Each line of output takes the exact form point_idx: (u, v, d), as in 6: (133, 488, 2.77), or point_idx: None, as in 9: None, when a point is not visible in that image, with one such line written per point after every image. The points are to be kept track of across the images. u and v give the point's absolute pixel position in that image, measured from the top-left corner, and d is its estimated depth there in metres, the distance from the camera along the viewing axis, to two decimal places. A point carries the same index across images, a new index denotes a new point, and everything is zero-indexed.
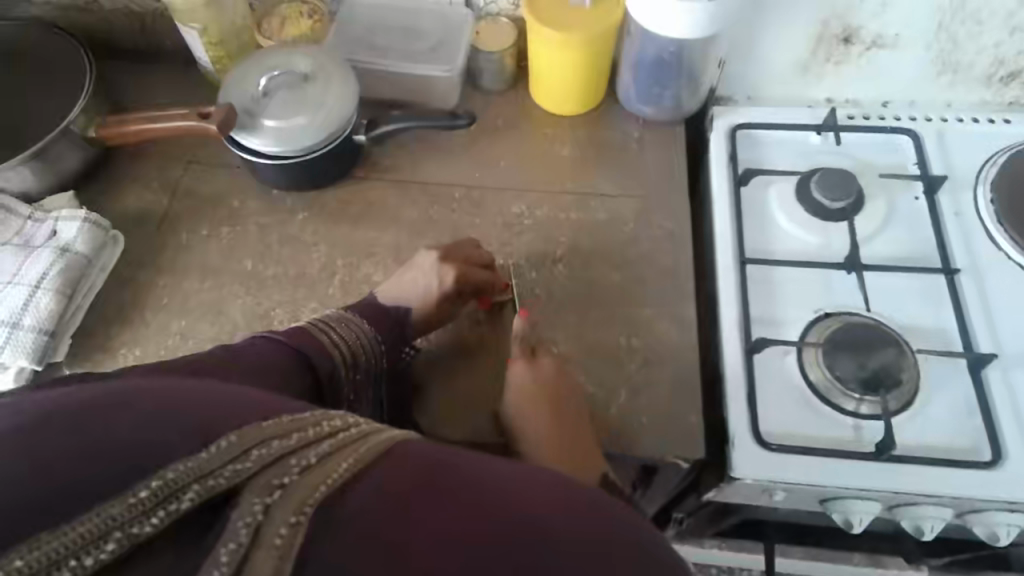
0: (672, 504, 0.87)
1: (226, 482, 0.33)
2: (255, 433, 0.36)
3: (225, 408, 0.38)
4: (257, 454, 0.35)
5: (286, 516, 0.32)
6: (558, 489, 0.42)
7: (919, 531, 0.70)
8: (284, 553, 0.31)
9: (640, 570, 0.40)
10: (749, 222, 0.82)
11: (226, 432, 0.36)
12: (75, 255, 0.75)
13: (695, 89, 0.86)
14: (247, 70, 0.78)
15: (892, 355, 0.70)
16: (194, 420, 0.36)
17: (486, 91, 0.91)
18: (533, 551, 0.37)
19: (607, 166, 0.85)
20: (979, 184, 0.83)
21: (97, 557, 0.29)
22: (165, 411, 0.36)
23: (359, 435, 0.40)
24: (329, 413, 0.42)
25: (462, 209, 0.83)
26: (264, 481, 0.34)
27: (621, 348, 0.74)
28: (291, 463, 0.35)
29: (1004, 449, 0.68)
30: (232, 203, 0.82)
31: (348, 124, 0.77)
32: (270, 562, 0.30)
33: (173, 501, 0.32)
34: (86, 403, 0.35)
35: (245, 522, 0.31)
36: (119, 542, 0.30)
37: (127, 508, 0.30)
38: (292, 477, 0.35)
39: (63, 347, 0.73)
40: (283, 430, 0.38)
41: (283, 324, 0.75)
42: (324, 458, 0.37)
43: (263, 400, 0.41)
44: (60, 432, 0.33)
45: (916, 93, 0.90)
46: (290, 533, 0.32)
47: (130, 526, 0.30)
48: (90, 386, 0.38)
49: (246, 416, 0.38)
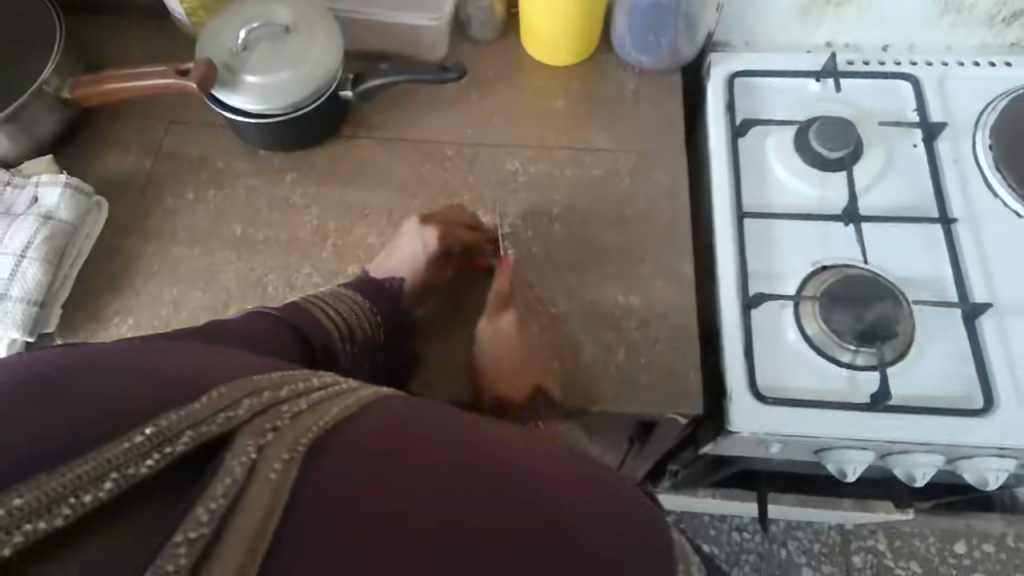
0: (669, 454, 0.90)
1: (219, 428, 0.33)
2: (246, 385, 0.37)
3: (214, 372, 0.40)
4: (248, 403, 0.35)
5: (279, 453, 0.33)
6: (539, 466, 0.45)
7: (910, 477, 0.73)
8: (279, 486, 0.32)
9: (606, 528, 0.44)
10: (747, 174, 0.81)
11: (218, 387, 0.37)
12: (59, 223, 0.73)
13: (692, 33, 0.82)
14: (224, 22, 0.75)
15: (888, 307, 0.70)
16: (188, 382, 0.37)
17: (476, 41, 0.87)
18: (511, 514, 0.39)
19: (602, 120, 0.83)
20: (979, 130, 0.81)
21: (97, 495, 0.29)
22: (161, 375, 0.38)
23: (349, 389, 0.42)
24: (317, 373, 0.43)
25: (455, 166, 0.81)
26: (256, 425, 0.33)
27: (620, 307, 0.74)
28: (282, 411, 0.36)
29: (996, 396, 0.69)
30: (217, 164, 0.80)
31: (332, 78, 0.74)
32: (265, 496, 0.31)
33: (167, 445, 0.31)
34: (72, 367, 0.36)
35: (240, 460, 0.31)
36: (116, 481, 0.29)
37: (122, 453, 0.31)
38: (284, 421, 0.35)
39: (55, 316, 0.72)
40: (274, 383, 0.38)
41: (277, 290, 0.74)
42: (318, 404, 0.38)
43: (250, 364, 0.42)
44: (57, 389, 0.34)
45: (917, 35, 0.87)
46: (284, 469, 0.32)
47: (126, 467, 0.30)
48: (72, 349, 0.39)
49: (237, 374, 0.40)
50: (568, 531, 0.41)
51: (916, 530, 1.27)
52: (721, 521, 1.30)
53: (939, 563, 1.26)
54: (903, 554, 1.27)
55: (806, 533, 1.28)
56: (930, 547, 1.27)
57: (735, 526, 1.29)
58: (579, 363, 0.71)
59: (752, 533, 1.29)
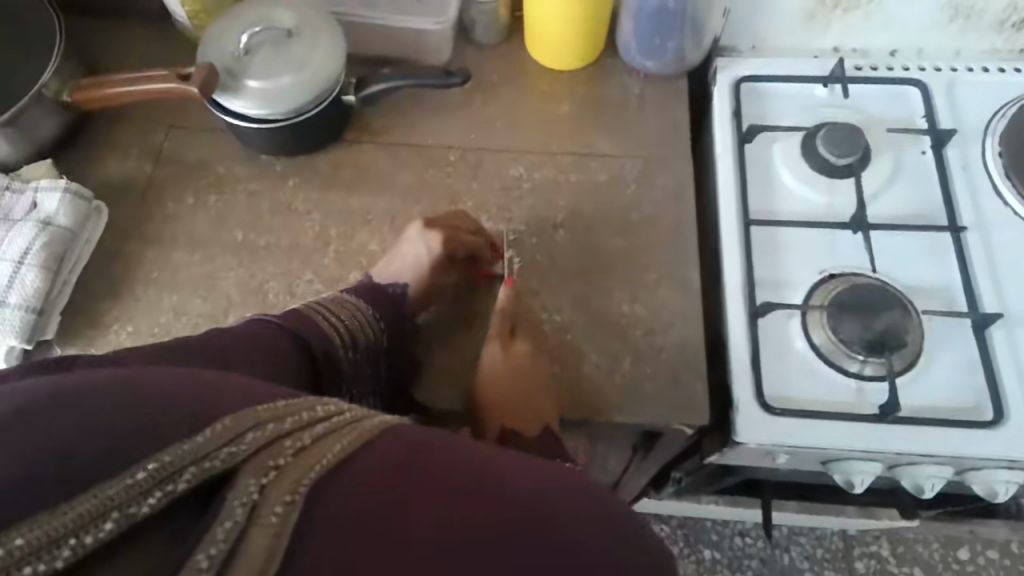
0: (673, 461, 0.89)
1: (222, 464, 0.32)
2: (250, 416, 0.36)
3: (218, 397, 0.38)
4: (252, 437, 0.34)
5: (281, 495, 0.32)
6: (555, 486, 0.44)
7: (919, 489, 0.71)
8: (280, 530, 0.31)
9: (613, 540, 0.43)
10: (754, 181, 0.80)
11: (222, 416, 0.36)
12: (58, 228, 0.72)
13: (699, 39, 0.81)
14: (226, 26, 0.74)
15: (898, 316, 0.69)
16: (192, 406, 0.36)
17: (479, 45, 0.87)
18: (523, 545, 0.38)
19: (607, 126, 0.82)
20: (988, 137, 0.80)
21: (97, 536, 0.29)
22: (163, 399, 0.36)
23: (352, 419, 0.40)
24: (322, 398, 0.41)
25: (458, 171, 0.80)
26: (259, 463, 0.33)
27: (625, 316, 0.73)
28: (285, 445, 0.35)
29: (1006, 409, 0.68)
30: (219, 169, 0.79)
31: (335, 83, 0.73)
32: (264, 543, 0.30)
33: (170, 482, 0.31)
34: (67, 394, 0.35)
35: (241, 502, 0.31)
36: (117, 521, 0.29)
37: (124, 490, 0.30)
38: (288, 458, 0.34)
39: (53, 323, 0.71)
40: (277, 414, 0.37)
41: (278, 297, 0.73)
42: (323, 438, 0.37)
43: (254, 390, 0.41)
44: (63, 411, 0.33)
45: (926, 40, 0.87)
46: (285, 511, 0.32)
47: (127, 506, 0.30)
48: (63, 377, 0.38)
49: (243, 401, 0.38)
50: (574, 551, 0.40)
51: (919, 536, 1.26)
52: (723, 526, 1.29)
53: (943, 569, 1.25)
54: (906, 560, 1.26)
55: (809, 538, 1.27)
56: (934, 553, 1.26)
57: (737, 531, 1.29)
58: (583, 373, 0.70)
59: (755, 539, 1.28)
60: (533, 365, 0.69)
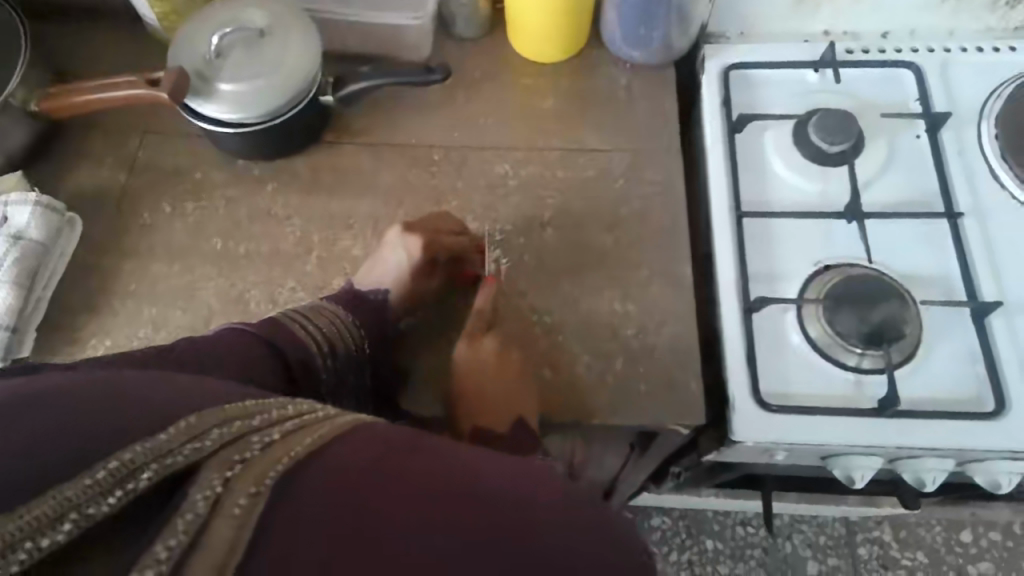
0: (671, 457, 0.87)
1: (185, 459, 0.32)
2: (215, 414, 0.35)
3: (185, 396, 0.37)
4: (216, 434, 0.34)
5: (245, 487, 0.31)
6: (543, 494, 0.41)
7: (920, 482, 0.70)
8: (244, 522, 0.30)
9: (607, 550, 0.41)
10: (745, 171, 0.78)
11: (184, 415, 0.35)
12: (29, 243, 0.70)
13: (686, 26, 0.78)
14: (197, 28, 0.71)
15: (896, 308, 0.67)
16: (158, 407, 0.35)
17: (460, 39, 0.84)
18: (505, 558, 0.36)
19: (594, 120, 0.80)
20: (984, 119, 0.79)
21: (54, 538, 0.28)
22: (130, 397, 0.36)
23: (325, 416, 0.39)
24: (295, 400, 0.40)
25: (442, 171, 0.78)
26: (222, 458, 0.32)
27: (617, 314, 0.71)
28: (252, 440, 0.34)
29: (1008, 399, 0.67)
30: (196, 176, 0.77)
31: (310, 84, 0.71)
32: (226, 534, 0.29)
33: (130, 481, 0.31)
34: (37, 391, 0.35)
35: (203, 495, 0.30)
36: (75, 521, 0.29)
37: (83, 490, 0.30)
38: (253, 452, 0.33)
39: (29, 341, 0.69)
40: (245, 412, 0.36)
41: (260, 306, 0.71)
42: (292, 433, 0.36)
43: (222, 390, 0.40)
44: (28, 407, 0.33)
45: (917, 20, 0.84)
46: (249, 503, 0.30)
47: (85, 507, 0.29)
48: (37, 378, 0.38)
49: (211, 398, 0.38)
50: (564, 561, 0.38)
51: (921, 520, 1.25)
52: (725, 516, 1.28)
53: (945, 553, 1.24)
54: (909, 545, 1.25)
55: (811, 526, 1.27)
56: (936, 536, 1.25)
57: (738, 521, 1.28)
58: (575, 374, 0.69)
59: (756, 528, 1.27)
60: (507, 360, 0.67)
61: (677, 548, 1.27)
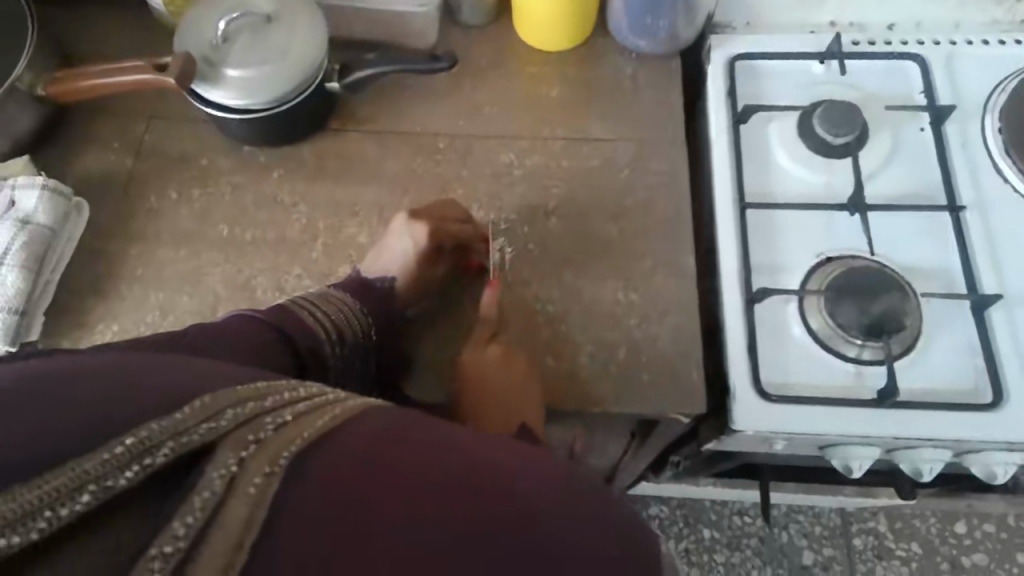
0: (671, 446, 0.88)
1: (201, 438, 0.32)
2: (228, 396, 0.36)
3: (199, 380, 0.38)
4: (231, 414, 0.34)
5: (259, 466, 0.32)
6: (539, 486, 0.41)
7: (918, 472, 0.71)
8: (259, 501, 0.31)
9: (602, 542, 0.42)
10: (749, 163, 0.78)
11: (200, 395, 0.35)
12: (37, 227, 0.70)
13: (692, 16, 0.78)
14: (203, 13, 0.71)
15: (897, 300, 0.68)
16: (172, 390, 0.36)
17: (466, 27, 0.84)
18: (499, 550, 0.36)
19: (599, 109, 0.80)
20: (988, 113, 0.79)
21: (74, 508, 0.28)
22: (142, 383, 0.36)
23: (335, 399, 0.40)
24: (305, 383, 0.41)
25: (448, 159, 0.78)
26: (238, 437, 0.32)
27: (620, 303, 0.72)
28: (266, 421, 0.34)
29: (1005, 391, 0.68)
30: (202, 162, 0.77)
31: (316, 71, 0.71)
32: (241, 513, 0.30)
33: (147, 456, 0.31)
34: (53, 374, 0.35)
35: (219, 473, 0.30)
36: (94, 493, 0.29)
37: (101, 464, 0.30)
38: (267, 432, 0.34)
39: (37, 324, 0.70)
40: (258, 393, 0.37)
41: (266, 293, 0.72)
42: (305, 415, 0.36)
43: (234, 373, 0.40)
44: (43, 391, 0.34)
45: (924, 13, 0.84)
46: (264, 482, 0.31)
47: (104, 479, 0.30)
48: (52, 360, 0.38)
49: (224, 381, 0.38)
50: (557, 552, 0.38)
51: (916, 512, 1.26)
52: (722, 506, 1.29)
53: (939, 544, 1.26)
54: (904, 535, 1.27)
55: (807, 516, 1.28)
56: (931, 527, 1.27)
57: (735, 511, 1.29)
58: (578, 364, 0.69)
59: (753, 518, 1.28)
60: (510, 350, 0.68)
61: (674, 537, 1.28)
